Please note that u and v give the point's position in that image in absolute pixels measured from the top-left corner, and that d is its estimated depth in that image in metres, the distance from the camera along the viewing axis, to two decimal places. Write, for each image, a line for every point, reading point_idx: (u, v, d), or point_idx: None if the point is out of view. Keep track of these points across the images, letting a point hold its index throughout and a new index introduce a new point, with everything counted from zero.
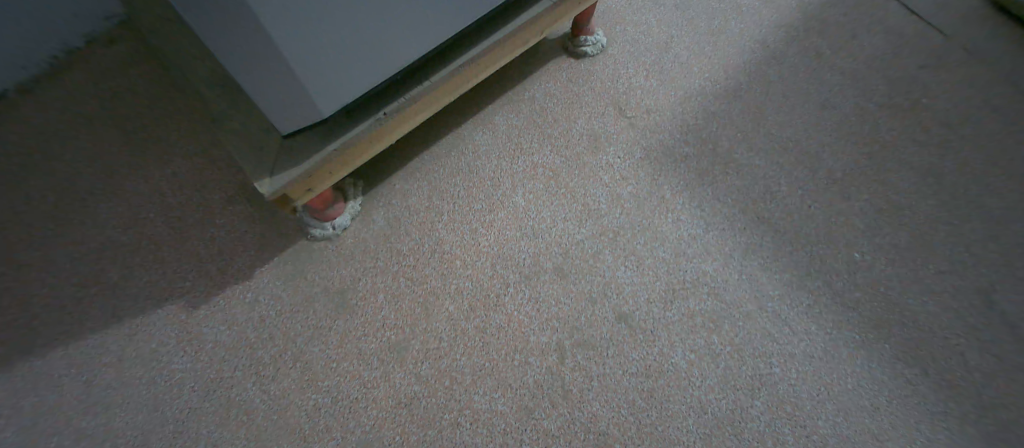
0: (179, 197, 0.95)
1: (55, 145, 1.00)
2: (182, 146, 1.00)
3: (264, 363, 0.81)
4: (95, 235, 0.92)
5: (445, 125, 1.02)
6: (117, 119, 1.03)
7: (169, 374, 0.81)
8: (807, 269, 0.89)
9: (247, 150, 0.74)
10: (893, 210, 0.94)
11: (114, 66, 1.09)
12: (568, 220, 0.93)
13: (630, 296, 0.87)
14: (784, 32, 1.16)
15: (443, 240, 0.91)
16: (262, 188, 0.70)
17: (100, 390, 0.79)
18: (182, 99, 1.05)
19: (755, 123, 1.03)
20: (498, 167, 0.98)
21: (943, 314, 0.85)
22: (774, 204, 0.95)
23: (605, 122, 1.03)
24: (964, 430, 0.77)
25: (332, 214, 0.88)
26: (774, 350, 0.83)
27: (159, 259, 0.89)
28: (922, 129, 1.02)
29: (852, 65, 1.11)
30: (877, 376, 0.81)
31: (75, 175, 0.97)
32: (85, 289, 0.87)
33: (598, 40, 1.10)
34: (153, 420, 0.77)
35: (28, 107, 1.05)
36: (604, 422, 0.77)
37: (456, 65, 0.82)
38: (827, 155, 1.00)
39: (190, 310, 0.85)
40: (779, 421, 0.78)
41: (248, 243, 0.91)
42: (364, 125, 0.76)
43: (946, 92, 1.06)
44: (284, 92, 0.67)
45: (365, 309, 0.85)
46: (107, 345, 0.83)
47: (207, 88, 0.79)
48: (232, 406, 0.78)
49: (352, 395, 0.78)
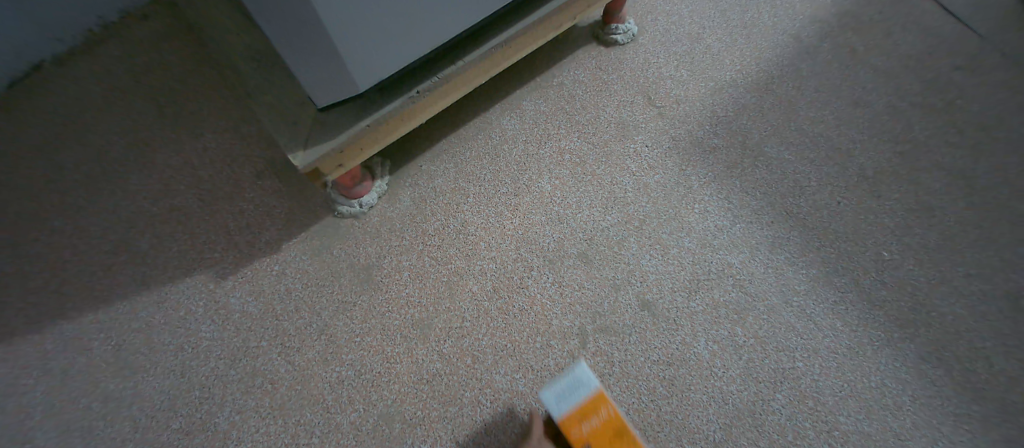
0: (209, 169, 0.96)
1: (88, 115, 1.02)
2: (213, 119, 1.01)
3: (289, 335, 0.82)
4: (126, 205, 0.93)
5: (472, 108, 1.02)
6: (149, 92, 1.04)
7: (195, 342, 0.82)
8: (835, 267, 0.88)
9: (282, 124, 0.74)
10: (923, 210, 0.93)
11: (146, 39, 1.10)
12: (593, 206, 0.93)
13: (653, 284, 0.86)
14: (818, 26, 1.14)
15: (468, 221, 0.91)
16: (295, 161, 0.71)
17: (129, 353, 0.81)
18: (213, 73, 1.06)
19: (786, 117, 1.02)
20: (525, 151, 0.97)
21: (969, 316, 0.84)
22: (802, 199, 0.94)
23: (633, 111, 1.02)
24: (989, 435, 0.76)
25: (359, 192, 0.89)
26: (798, 345, 0.82)
27: (188, 229, 0.91)
28: (955, 129, 1.00)
29: (887, 63, 1.09)
30: (901, 376, 0.80)
31: (108, 144, 0.98)
32: (116, 256, 0.89)
33: (629, 29, 1.09)
34: (180, 385, 0.79)
35: (65, 76, 1.06)
36: (624, 408, 0.77)
37: (490, 46, 0.81)
38: (857, 153, 0.98)
39: (217, 280, 0.87)
40: (801, 416, 0.77)
41: (275, 217, 0.91)
42: (397, 102, 0.76)
43: (982, 94, 1.04)
44: (324, 66, 0.67)
45: (389, 286, 0.86)
46: (136, 311, 0.84)
47: (243, 62, 0.80)
48: (256, 375, 0.79)
49: (375, 370, 0.79)
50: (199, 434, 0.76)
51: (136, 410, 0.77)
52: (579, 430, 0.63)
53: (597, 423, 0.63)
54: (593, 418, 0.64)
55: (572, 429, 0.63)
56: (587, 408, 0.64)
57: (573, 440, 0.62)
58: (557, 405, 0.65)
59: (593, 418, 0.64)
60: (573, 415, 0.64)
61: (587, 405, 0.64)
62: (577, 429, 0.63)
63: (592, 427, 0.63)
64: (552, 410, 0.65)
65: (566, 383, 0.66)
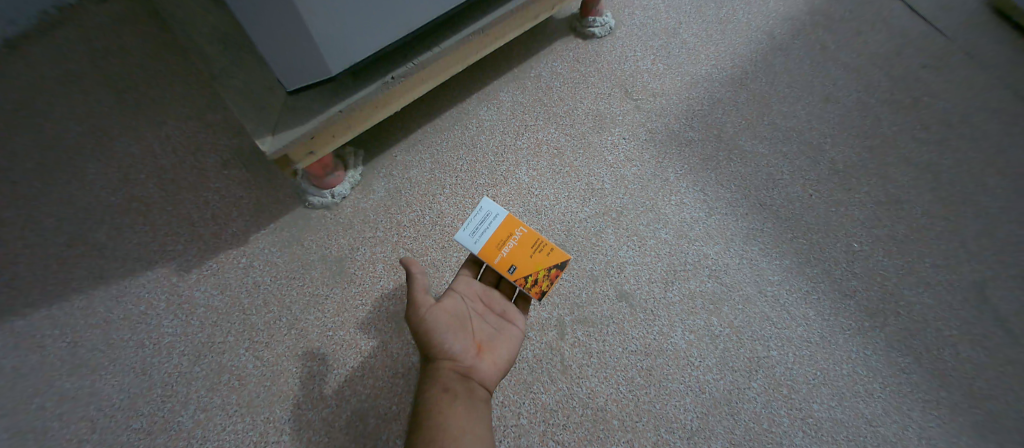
0: (173, 159, 0.92)
1: (43, 102, 0.97)
2: (177, 107, 0.97)
3: (257, 329, 0.80)
4: (83, 195, 0.89)
5: (449, 99, 1.01)
6: (108, 78, 0.99)
7: (157, 338, 0.79)
8: (807, 257, 0.89)
9: (250, 109, 0.72)
10: (892, 202, 0.94)
11: (105, 24, 1.05)
12: (571, 197, 0.92)
13: (631, 275, 0.86)
14: (792, 22, 1.15)
15: (444, 212, 0.89)
16: (263, 147, 0.69)
17: (86, 351, 0.77)
18: (177, 59, 1.02)
19: (760, 110, 1.03)
20: (502, 142, 0.96)
21: (936, 306, 0.86)
22: (775, 190, 0.95)
23: (610, 103, 1.02)
24: (955, 420, 0.78)
25: (332, 182, 0.87)
26: (772, 334, 0.83)
27: (150, 221, 0.87)
28: (923, 125, 1.02)
29: (858, 59, 1.10)
30: (871, 363, 0.82)
31: (64, 132, 0.94)
32: (71, 249, 0.84)
33: (606, 22, 1.09)
34: (141, 382, 0.76)
35: (16, 61, 1.01)
36: (602, 399, 0.77)
37: (467, 33, 0.80)
38: (828, 146, 1.00)
39: (181, 273, 0.83)
40: (776, 404, 0.78)
41: (243, 208, 0.88)
42: (372, 88, 0.75)
43: (948, 90, 1.06)
44: (294, 47, 0.65)
45: (363, 278, 0.84)
46: (93, 306, 0.80)
47: (209, 45, 0.77)
48: (223, 372, 0.77)
49: (348, 364, 0.78)
50: (161, 433, 0.73)
51: (92, 410, 0.74)
52: (499, 255, 0.67)
53: (511, 243, 0.68)
54: (507, 241, 0.68)
55: (493, 255, 0.67)
56: (502, 232, 0.68)
57: (497, 263, 0.67)
58: (474, 238, 0.67)
59: (508, 242, 0.67)
60: (491, 243, 0.67)
61: (500, 231, 0.68)
62: (498, 255, 0.67)
63: (509, 249, 0.67)
64: (471, 246, 0.67)
65: (477, 218, 0.68)
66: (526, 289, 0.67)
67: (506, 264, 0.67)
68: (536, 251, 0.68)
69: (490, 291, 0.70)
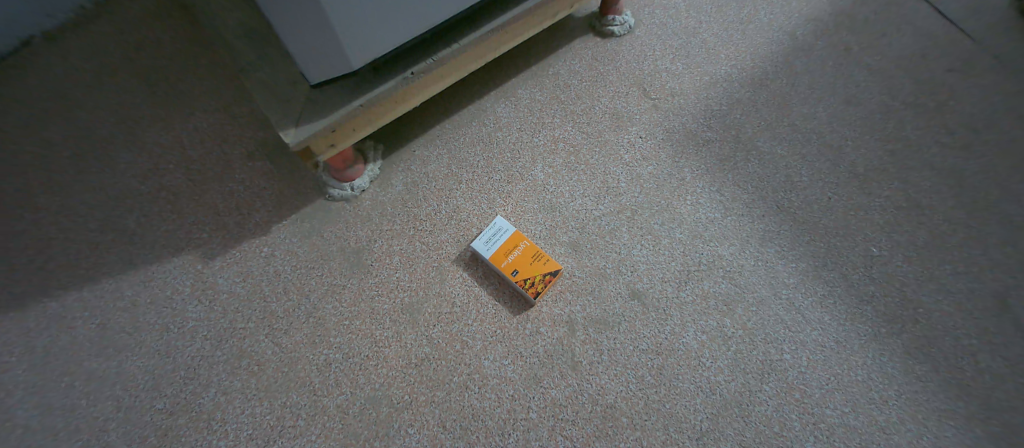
0: (200, 150, 0.95)
1: (78, 92, 1.00)
2: (204, 100, 0.99)
3: (276, 317, 0.82)
4: (114, 183, 0.92)
5: (467, 96, 1.02)
6: (139, 70, 1.02)
7: (181, 322, 0.81)
8: (825, 261, 0.89)
9: (275, 102, 0.74)
10: (913, 208, 0.93)
11: (137, 17, 1.08)
12: (586, 195, 0.93)
13: (644, 274, 0.87)
14: (816, 23, 1.13)
15: (460, 207, 0.90)
16: (287, 138, 0.71)
17: (114, 332, 0.81)
18: (205, 53, 1.04)
19: (779, 112, 1.02)
20: (519, 139, 0.97)
21: (957, 314, 0.84)
22: (793, 193, 0.94)
23: (628, 102, 1.02)
24: (973, 431, 0.77)
25: (351, 175, 0.89)
26: (786, 337, 0.83)
27: (176, 209, 0.90)
28: (948, 130, 1.00)
29: (882, 61, 1.08)
30: (887, 370, 0.81)
31: (97, 122, 0.97)
32: (102, 235, 0.87)
33: (625, 21, 1.09)
34: (165, 364, 0.79)
35: (53, 53, 1.05)
36: (612, 396, 0.78)
37: (485, 30, 0.81)
38: (849, 150, 0.98)
39: (205, 260, 0.86)
40: (787, 407, 0.78)
41: (265, 199, 0.91)
42: (392, 83, 0.76)
43: (975, 95, 1.04)
44: (318, 44, 0.66)
45: (379, 269, 0.85)
46: (122, 290, 0.84)
47: (236, 39, 0.79)
48: (243, 356, 0.79)
49: (362, 353, 0.79)
50: (183, 414, 0.75)
51: (118, 389, 0.77)
52: (505, 261, 0.82)
53: (517, 252, 0.82)
54: (513, 251, 0.83)
55: (500, 260, 0.82)
56: (509, 244, 0.83)
57: (502, 267, 0.81)
58: (486, 247, 0.83)
59: (514, 251, 0.82)
60: (500, 251, 0.82)
61: (507, 243, 0.83)
62: (504, 260, 0.82)
63: (514, 257, 0.82)
64: (484, 253, 0.82)
65: (490, 232, 0.84)
66: (525, 290, 0.80)
67: (510, 268, 0.81)
68: (536, 260, 0.82)
69: (501, 296, 0.84)
